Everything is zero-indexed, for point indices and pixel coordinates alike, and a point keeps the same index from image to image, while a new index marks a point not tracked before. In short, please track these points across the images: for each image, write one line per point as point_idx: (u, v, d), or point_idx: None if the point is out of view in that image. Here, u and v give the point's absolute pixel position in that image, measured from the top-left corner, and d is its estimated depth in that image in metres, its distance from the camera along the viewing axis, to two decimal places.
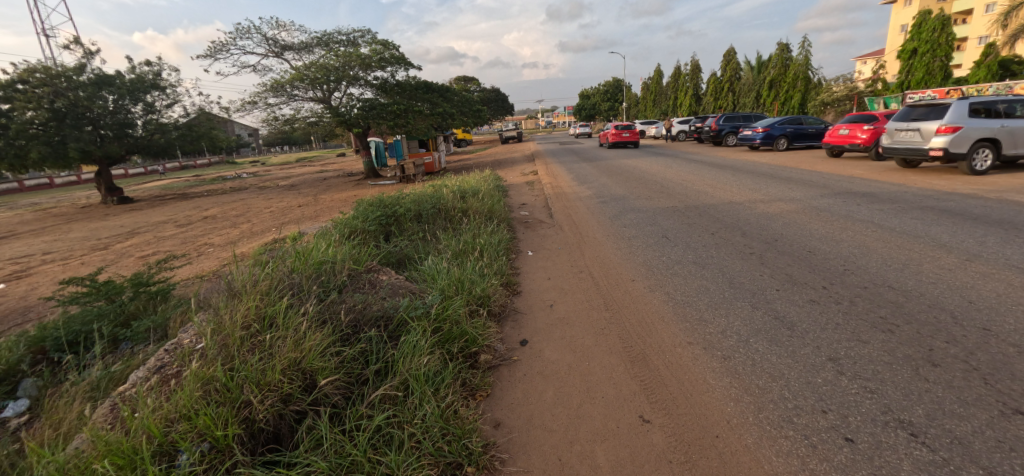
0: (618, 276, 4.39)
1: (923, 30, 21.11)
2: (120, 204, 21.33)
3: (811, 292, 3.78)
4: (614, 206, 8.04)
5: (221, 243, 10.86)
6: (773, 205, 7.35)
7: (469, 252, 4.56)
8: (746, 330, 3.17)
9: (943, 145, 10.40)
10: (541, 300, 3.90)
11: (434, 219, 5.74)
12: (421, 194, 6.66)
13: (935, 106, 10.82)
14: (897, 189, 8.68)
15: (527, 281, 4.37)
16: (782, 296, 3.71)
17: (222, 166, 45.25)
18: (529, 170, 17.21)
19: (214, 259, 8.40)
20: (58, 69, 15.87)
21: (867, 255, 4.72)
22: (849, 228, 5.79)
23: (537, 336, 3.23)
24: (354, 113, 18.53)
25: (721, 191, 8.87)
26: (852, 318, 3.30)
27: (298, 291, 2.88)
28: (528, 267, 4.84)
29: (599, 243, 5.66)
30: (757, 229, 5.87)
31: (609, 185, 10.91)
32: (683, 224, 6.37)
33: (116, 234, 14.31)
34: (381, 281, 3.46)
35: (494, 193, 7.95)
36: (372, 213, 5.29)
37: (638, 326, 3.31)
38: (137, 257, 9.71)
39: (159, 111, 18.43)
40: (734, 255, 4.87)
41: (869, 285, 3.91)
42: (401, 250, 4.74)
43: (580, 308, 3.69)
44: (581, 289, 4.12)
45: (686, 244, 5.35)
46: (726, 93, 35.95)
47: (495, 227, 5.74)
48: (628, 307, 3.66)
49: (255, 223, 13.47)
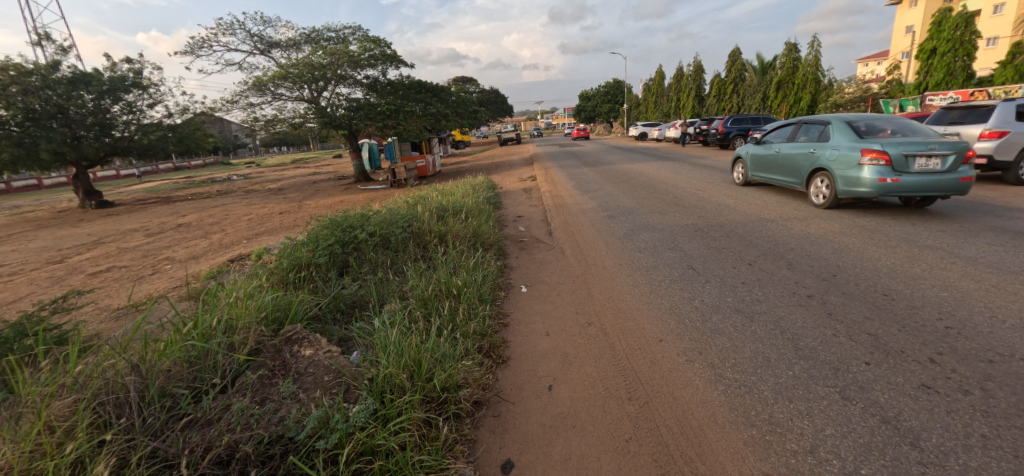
0: (640, 332, 3.29)
1: (945, 28, 20.01)
2: (99, 208, 20.17)
3: (919, 370, 2.69)
4: (623, 223, 6.92)
5: (185, 258, 9.77)
6: (812, 224, 6.25)
7: (441, 299, 3.44)
8: (853, 453, 2.06)
9: (987, 152, 9.25)
10: (536, 376, 2.78)
11: (405, 245, 4.63)
12: (393, 210, 5.48)
13: (975, 108, 9.73)
14: (949, 202, 7.54)
15: (516, 338, 3.28)
16: (877, 377, 2.64)
17: (215, 167, 44.08)
18: (527, 175, 16.17)
19: (167, 284, 7.29)
20: (31, 66, 14.70)
21: (961, 301, 3.61)
22: (918, 258, 4.69)
23: (529, 455, 2.11)
24: (341, 114, 17.49)
25: (745, 205, 7.72)
26: (1002, 427, 2.19)
27: (134, 407, 1.78)
28: (519, 315, 3.70)
29: (609, 276, 4.54)
30: (805, 258, 4.77)
31: (614, 195, 9.76)
32: (710, 249, 5.27)
33: (80, 244, 13.14)
34: (298, 363, 2.35)
35: (483, 206, 6.82)
36: (324, 240, 4.18)
37: (681, 439, 2.20)
38: (87, 280, 8.54)
39: (141, 111, 17.29)
40: (786, 299, 3.76)
41: (994, 357, 2.78)
42: (353, 294, 3.65)
43: (591, 395, 2.56)
44: (594, 354, 3.02)
45: (720, 280, 4.23)
46: (730, 95, 34.93)
47: (481, 256, 4.60)
48: (660, 393, 2.56)
49: (229, 233, 12.33)
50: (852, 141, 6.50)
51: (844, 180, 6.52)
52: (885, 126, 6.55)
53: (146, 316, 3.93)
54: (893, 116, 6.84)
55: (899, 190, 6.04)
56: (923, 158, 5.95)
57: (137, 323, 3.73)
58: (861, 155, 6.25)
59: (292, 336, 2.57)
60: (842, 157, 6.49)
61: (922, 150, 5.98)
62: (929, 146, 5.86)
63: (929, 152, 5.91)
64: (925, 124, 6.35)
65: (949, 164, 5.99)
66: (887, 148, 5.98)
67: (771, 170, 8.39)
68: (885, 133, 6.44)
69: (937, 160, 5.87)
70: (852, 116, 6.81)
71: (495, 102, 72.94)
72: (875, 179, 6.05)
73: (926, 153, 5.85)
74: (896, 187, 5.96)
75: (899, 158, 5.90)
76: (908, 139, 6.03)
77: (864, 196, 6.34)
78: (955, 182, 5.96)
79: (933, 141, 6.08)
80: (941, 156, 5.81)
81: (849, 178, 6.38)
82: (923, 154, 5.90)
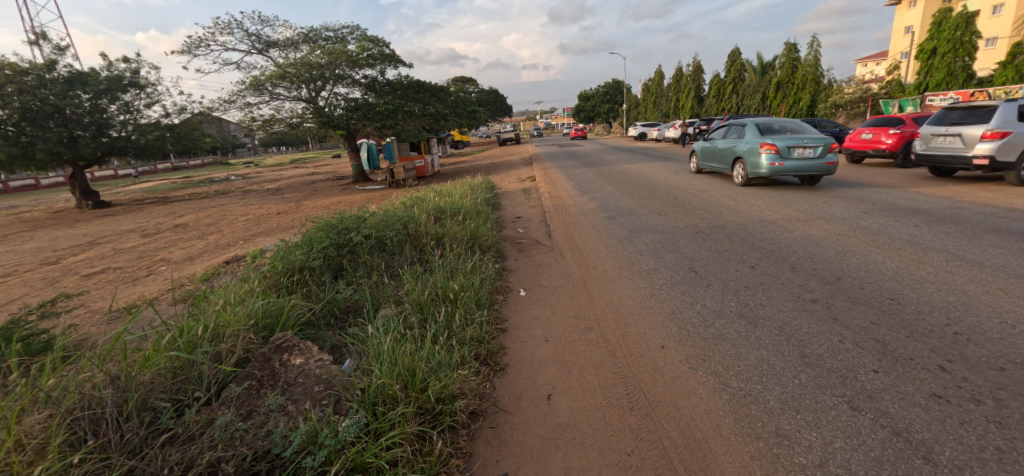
0: (642, 337, 3.20)
1: (945, 28, 19.96)
2: (95, 209, 20.05)
3: (930, 379, 2.61)
4: (623, 224, 6.85)
5: (180, 259, 9.68)
6: (814, 225, 6.17)
7: (437, 304, 3.36)
8: (863, 467, 1.99)
9: (988, 153, 9.18)
10: (535, 384, 2.70)
11: (401, 247, 4.55)
12: (389, 212, 5.41)
13: (976, 109, 9.66)
14: (951, 203, 7.48)
15: (514, 345, 3.19)
16: (887, 387, 2.56)
17: (213, 167, 43.97)
18: (525, 175, 16.10)
19: (161, 287, 7.21)
20: (27, 66, 14.58)
21: (969, 306, 3.53)
22: (923, 260, 4.61)
23: (527, 469, 2.03)
24: (338, 114, 17.41)
25: (746, 206, 7.65)
26: (1018, 440, 2.11)
27: (112, 423, 1.71)
28: (517, 319, 3.62)
29: (609, 280, 4.45)
30: (807, 260, 4.70)
31: (613, 196, 9.67)
32: (711, 251, 5.20)
33: (75, 245, 13.03)
34: (288, 372, 2.27)
35: (481, 207, 6.74)
36: (318, 242, 4.10)
37: (685, 452, 2.12)
38: (81, 282, 8.45)
39: (138, 111, 17.18)
40: (790, 303, 3.69)
41: (1005, 365, 2.70)
42: (347, 298, 3.57)
43: (592, 405, 2.48)
44: (594, 361, 2.94)
45: (722, 284, 4.15)
46: (730, 95, 34.88)
47: (479, 259, 4.51)
48: (662, 403, 2.48)
49: (225, 234, 12.24)
50: (758, 137, 9.27)
51: (752, 164, 9.32)
52: (782, 127, 9.32)
53: (138, 320, 3.86)
54: (787, 121, 9.66)
55: (785, 170, 8.83)
56: (801, 149, 8.77)
57: (127, 328, 3.65)
58: (761, 147, 9.03)
59: (282, 344, 2.49)
60: (750, 148, 9.31)
61: (801, 144, 8.77)
62: (803, 141, 8.71)
63: (804, 144, 8.74)
64: (808, 126, 9.15)
65: (820, 153, 8.78)
66: (776, 142, 8.83)
67: (712, 161, 11.07)
68: (779, 133, 9.25)
69: (809, 150, 8.68)
70: (760, 120, 9.56)
71: (495, 102, 72.92)
72: (770, 163, 8.86)
73: (800, 145, 8.67)
74: (782, 168, 8.81)
75: (783, 148, 8.73)
76: (791, 137, 8.86)
77: (764, 176, 9.16)
78: (823, 165, 8.79)
79: (810, 138, 8.87)
80: (811, 148, 8.64)
81: (753, 163, 9.17)
82: (799, 146, 8.74)
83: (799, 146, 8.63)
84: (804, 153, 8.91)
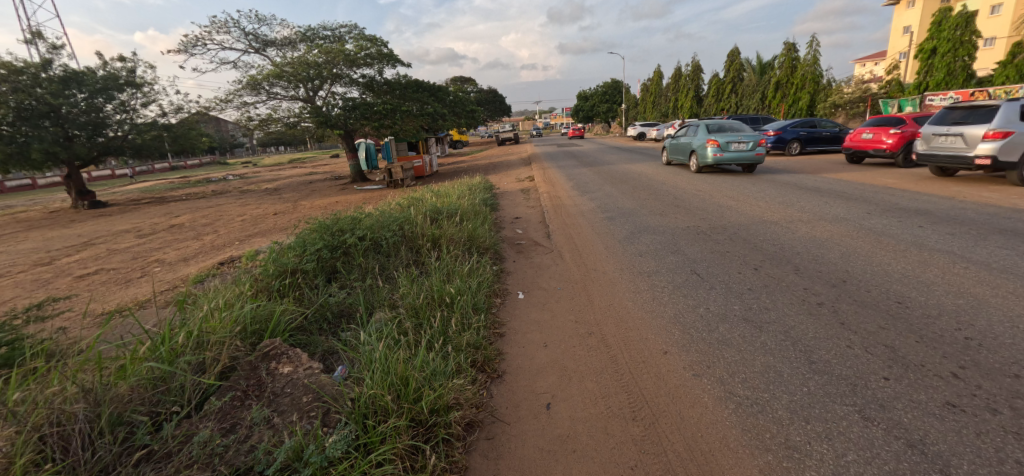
0: (643, 343, 3.11)
1: (945, 28, 19.92)
2: (91, 209, 19.87)
3: (942, 386, 2.52)
4: (623, 225, 6.76)
5: (175, 260, 9.55)
6: (817, 226, 6.07)
7: (433, 308, 3.27)
8: None
9: (990, 152, 9.10)
10: (533, 393, 2.59)
11: (397, 249, 4.45)
12: (385, 213, 5.30)
13: (977, 109, 9.59)
14: (953, 204, 7.40)
15: (512, 350, 3.09)
16: (899, 395, 2.47)
17: (211, 167, 43.77)
18: (524, 175, 16.01)
19: (154, 288, 7.09)
20: (21, 64, 14.42)
21: (978, 309, 3.44)
22: (930, 262, 4.52)
23: None
24: (336, 113, 17.30)
25: (747, 206, 7.56)
26: None
27: (84, 439, 1.62)
28: (515, 324, 3.52)
29: (610, 282, 4.35)
30: (811, 262, 4.60)
31: (613, 196, 9.58)
32: (712, 252, 5.11)
33: (69, 246, 12.88)
34: (275, 382, 2.17)
35: (479, 207, 6.63)
36: (312, 244, 4.00)
37: (692, 465, 2.02)
38: (74, 283, 8.33)
39: (134, 110, 17.03)
40: (795, 307, 3.60)
41: (1020, 371, 2.61)
42: (341, 302, 3.48)
43: (593, 414, 2.39)
44: (595, 368, 2.84)
45: (726, 287, 4.05)
46: (729, 95, 34.81)
47: (476, 261, 4.41)
48: (666, 413, 2.38)
49: (221, 234, 12.12)
50: (707, 134, 12.09)
51: (702, 155, 12.09)
52: (727, 127, 12.07)
53: (127, 326, 3.76)
54: (733, 122, 12.39)
55: (725, 159, 11.60)
56: (736, 143, 11.55)
57: (115, 334, 3.55)
58: (708, 143, 11.87)
59: (270, 351, 2.39)
60: (701, 143, 12.11)
61: (737, 139, 11.55)
62: (738, 137, 11.50)
63: (739, 140, 11.51)
64: (746, 126, 11.88)
65: (751, 147, 11.55)
66: (718, 138, 11.64)
67: (677, 153, 13.86)
68: (723, 131, 12.06)
69: (743, 144, 11.46)
70: (709, 122, 12.40)
71: (494, 102, 72.85)
72: (713, 154, 11.64)
73: (735, 141, 11.48)
74: (723, 158, 11.57)
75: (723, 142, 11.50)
76: (729, 134, 11.67)
77: (710, 164, 11.98)
78: (753, 156, 11.56)
79: (745, 135, 11.64)
80: (743, 144, 11.43)
81: (702, 153, 11.93)
82: (735, 141, 11.53)
83: (734, 141, 11.41)
84: (740, 147, 11.68)
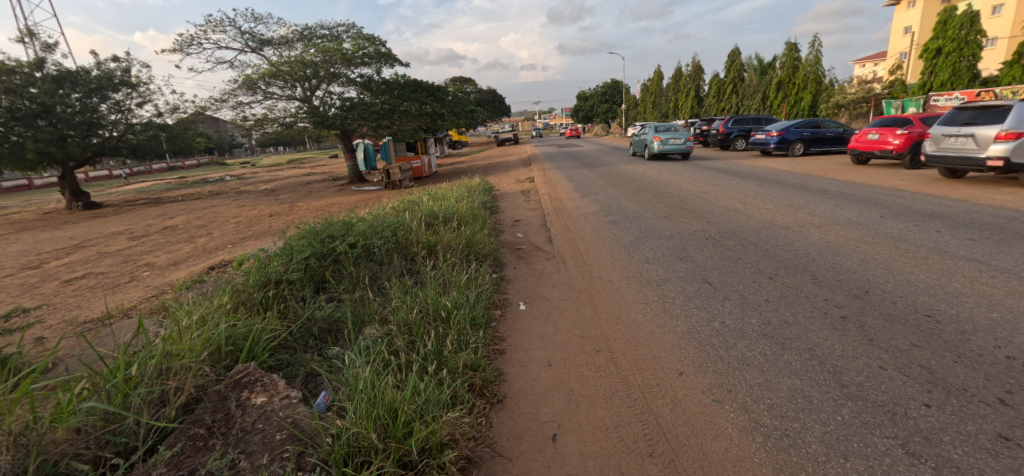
0: (656, 362, 2.86)
1: (950, 27, 19.68)
2: (85, 210, 19.58)
3: (992, 416, 2.27)
4: (627, 229, 6.52)
5: (165, 263, 9.28)
6: (830, 231, 5.82)
7: (428, 324, 3.01)
8: None
9: (1003, 154, 8.84)
10: (538, 421, 2.34)
11: (390, 257, 4.19)
12: (378, 218, 5.04)
13: (989, 109, 9.32)
14: (968, 207, 7.14)
15: (513, 370, 2.84)
16: (945, 426, 2.21)
17: (208, 167, 43.41)
18: (524, 176, 15.78)
19: (142, 295, 6.83)
20: (12, 63, 14.10)
21: (1017, 324, 3.19)
22: (954, 271, 4.26)
23: None
24: (332, 113, 17.04)
25: (755, 209, 7.30)
26: None
27: None
28: (517, 339, 3.27)
29: (616, 292, 4.10)
30: (830, 270, 4.36)
31: (616, 199, 9.34)
32: (723, 259, 4.86)
33: (60, 248, 12.60)
34: (245, 415, 1.92)
35: (478, 210, 6.38)
36: (298, 252, 3.75)
37: None
38: (60, 288, 8.05)
39: (129, 110, 16.74)
40: (817, 320, 3.34)
41: None
42: (329, 315, 3.23)
43: (605, 448, 2.14)
44: (604, 392, 2.59)
45: (741, 297, 3.80)
46: (730, 95, 34.62)
47: (474, 269, 4.16)
48: (686, 448, 2.13)
49: (214, 236, 11.86)
50: (654, 133, 17.13)
51: (650, 148, 17.11)
52: (670, 127, 17.19)
53: (105, 338, 3.52)
54: (676, 125, 17.45)
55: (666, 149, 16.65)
56: (673, 139, 16.67)
57: (89, 348, 3.31)
58: (654, 138, 16.97)
59: (242, 378, 2.14)
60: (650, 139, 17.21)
61: (673, 137, 16.66)
62: (674, 136, 16.70)
63: (675, 137, 16.60)
64: (681, 127, 16.96)
65: (684, 142, 16.62)
66: (661, 135, 16.74)
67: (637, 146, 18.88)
68: (665, 132, 17.21)
69: (678, 139, 16.54)
70: (658, 124, 17.49)
71: (494, 102, 72.63)
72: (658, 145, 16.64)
73: (673, 137, 16.57)
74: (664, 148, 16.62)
75: (663, 138, 16.68)
76: (669, 133, 16.76)
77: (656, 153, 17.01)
78: (685, 148, 16.57)
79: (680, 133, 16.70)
80: (677, 140, 16.66)
81: (650, 146, 17.05)
82: (672, 137, 16.69)
83: (670, 137, 16.57)
84: (676, 142, 16.76)
